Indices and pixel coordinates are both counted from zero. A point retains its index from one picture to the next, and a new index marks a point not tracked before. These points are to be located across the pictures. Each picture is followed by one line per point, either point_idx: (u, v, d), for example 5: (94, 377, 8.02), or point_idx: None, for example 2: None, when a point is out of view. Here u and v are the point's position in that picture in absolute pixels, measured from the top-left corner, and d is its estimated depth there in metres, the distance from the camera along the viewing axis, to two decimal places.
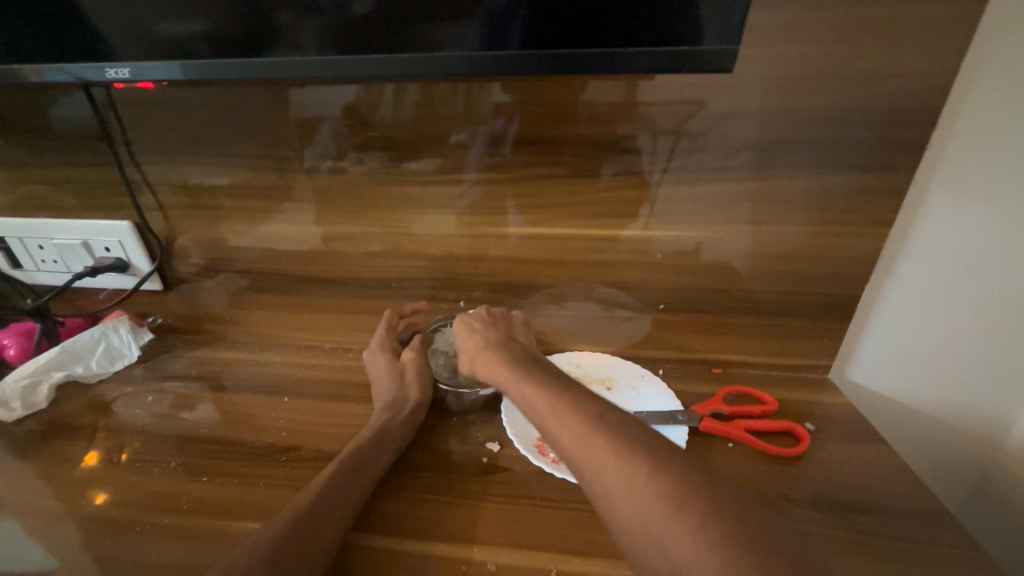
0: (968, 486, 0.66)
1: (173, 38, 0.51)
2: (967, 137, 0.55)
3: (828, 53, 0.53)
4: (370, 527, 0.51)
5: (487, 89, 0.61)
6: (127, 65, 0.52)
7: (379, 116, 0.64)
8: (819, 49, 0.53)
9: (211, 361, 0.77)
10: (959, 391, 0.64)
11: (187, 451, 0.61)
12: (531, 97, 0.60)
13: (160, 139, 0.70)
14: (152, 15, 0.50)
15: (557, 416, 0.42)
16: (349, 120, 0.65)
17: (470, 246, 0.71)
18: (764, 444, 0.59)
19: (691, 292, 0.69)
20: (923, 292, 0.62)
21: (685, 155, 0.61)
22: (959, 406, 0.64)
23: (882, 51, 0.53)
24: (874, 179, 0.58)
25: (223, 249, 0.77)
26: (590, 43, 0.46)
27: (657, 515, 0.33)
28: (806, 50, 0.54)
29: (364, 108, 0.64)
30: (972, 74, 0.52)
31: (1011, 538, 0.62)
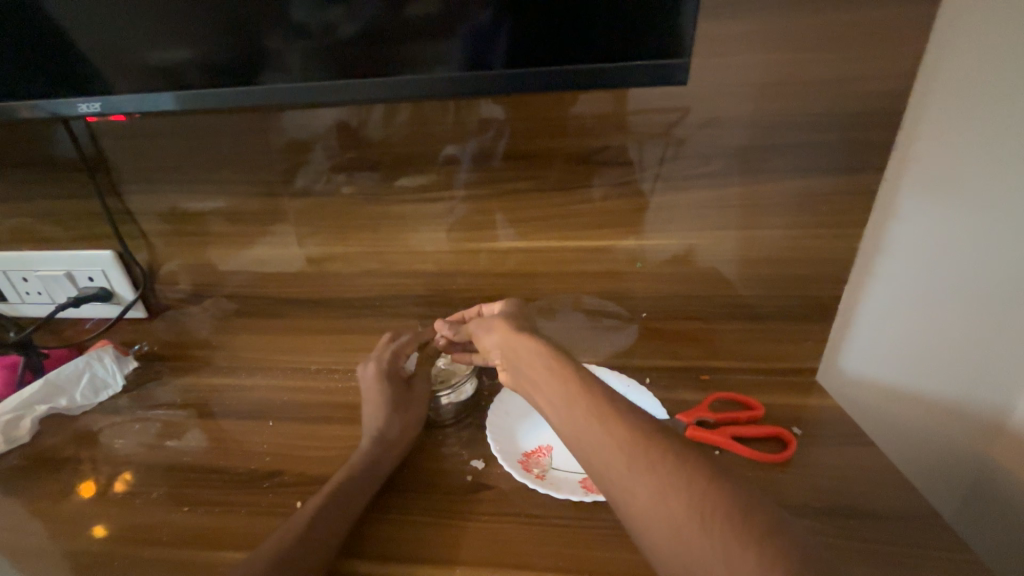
0: (960, 481, 0.66)
1: (156, 68, 0.52)
2: (934, 135, 0.55)
3: (800, 58, 0.54)
4: (353, 552, 0.50)
5: (475, 105, 0.61)
6: (100, 98, 0.53)
7: (370, 133, 0.65)
8: (795, 55, 0.54)
9: (198, 388, 0.76)
10: (956, 385, 0.63)
11: (172, 481, 0.61)
12: (515, 113, 0.61)
13: (145, 169, 0.71)
14: (134, 48, 0.52)
15: (581, 434, 0.42)
16: (342, 139, 0.66)
17: (456, 262, 0.72)
18: (756, 451, 0.58)
19: (678, 299, 0.69)
20: (905, 291, 0.62)
21: (665, 165, 0.61)
22: (956, 399, 0.64)
23: (854, 55, 0.54)
24: (849, 180, 0.59)
25: (209, 274, 0.77)
26: (567, 58, 0.47)
27: (690, 529, 0.34)
28: (780, 57, 0.55)
29: (354, 127, 0.65)
30: (936, 67, 0.53)
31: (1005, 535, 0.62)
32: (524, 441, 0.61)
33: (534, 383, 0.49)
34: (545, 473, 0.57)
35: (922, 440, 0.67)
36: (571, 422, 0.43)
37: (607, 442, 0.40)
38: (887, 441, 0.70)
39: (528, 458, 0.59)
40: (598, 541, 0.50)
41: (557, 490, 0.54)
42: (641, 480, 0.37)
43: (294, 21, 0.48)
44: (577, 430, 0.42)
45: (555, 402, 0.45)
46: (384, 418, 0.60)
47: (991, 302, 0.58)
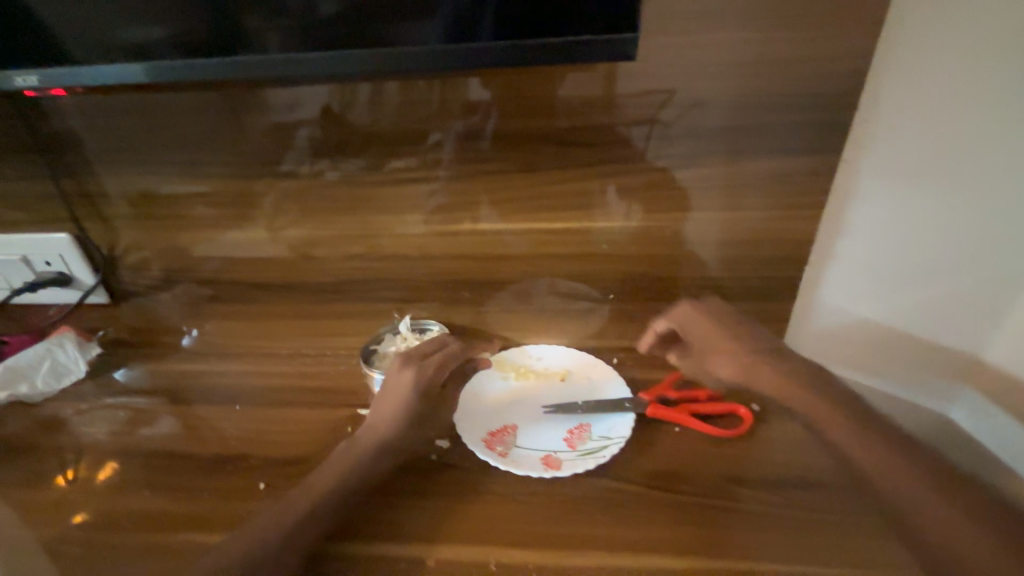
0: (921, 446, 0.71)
1: (122, 42, 0.50)
2: (890, 118, 0.57)
3: (786, 38, 0.54)
4: (339, 532, 0.51)
5: (459, 85, 0.60)
6: (33, 71, 0.51)
7: (355, 114, 0.63)
8: (785, 35, 0.54)
9: (166, 373, 0.75)
10: (906, 352, 0.69)
11: (141, 467, 0.60)
12: (502, 93, 0.60)
13: (118, 149, 0.69)
14: (96, 23, 0.49)
15: None
16: (326, 121, 0.64)
17: (428, 245, 0.71)
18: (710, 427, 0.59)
19: (645, 280, 0.69)
20: (864, 267, 0.65)
21: (652, 145, 0.61)
22: (907, 365, 0.69)
23: (837, 33, 0.53)
24: (828, 160, 0.59)
25: (176, 259, 0.76)
26: (546, 32, 0.46)
27: None
28: (764, 35, 0.54)
29: (338, 106, 0.63)
30: (891, 41, 0.54)
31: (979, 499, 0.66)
32: (489, 420, 0.61)
33: None
34: (508, 451, 0.57)
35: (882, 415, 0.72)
36: None
37: None
38: None
39: (492, 437, 0.59)
40: (576, 516, 0.51)
41: (519, 467, 0.55)
42: None
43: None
44: None
45: None
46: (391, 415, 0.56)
47: (936, 275, 0.64)
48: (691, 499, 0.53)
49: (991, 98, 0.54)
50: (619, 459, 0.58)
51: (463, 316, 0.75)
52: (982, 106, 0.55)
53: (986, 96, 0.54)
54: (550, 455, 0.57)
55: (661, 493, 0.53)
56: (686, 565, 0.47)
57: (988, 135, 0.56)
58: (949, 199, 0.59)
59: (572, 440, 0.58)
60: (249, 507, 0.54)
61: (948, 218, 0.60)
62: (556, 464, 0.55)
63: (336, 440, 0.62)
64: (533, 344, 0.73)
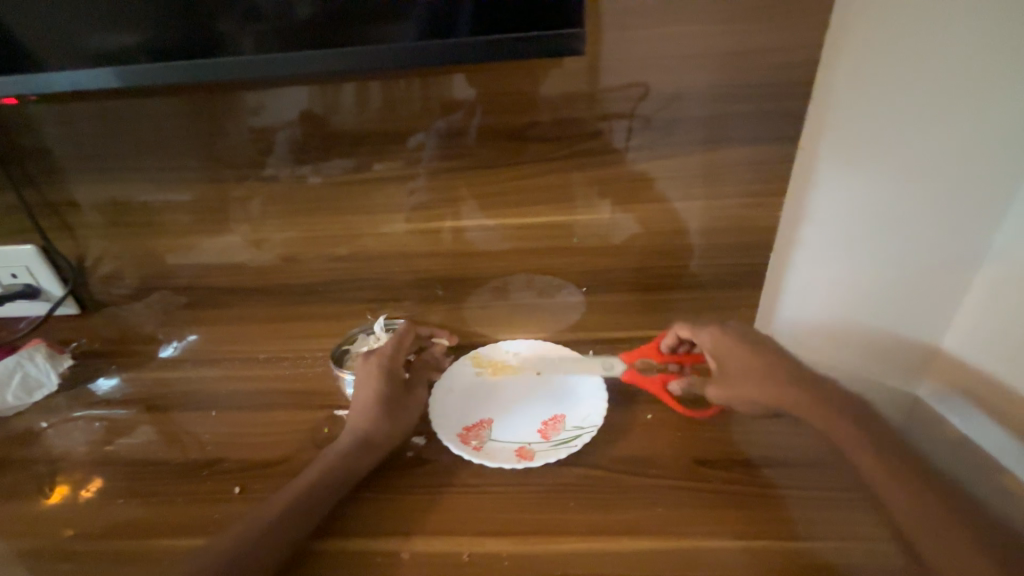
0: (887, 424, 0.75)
1: (98, 50, 0.49)
2: (845, 106, 0.58)
3: (755, 32, 0.56)
4: (330, 531, 0.51)
5: (438, 84, 0.61)
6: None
7: (338, 117, 0.63)
8: (760, 29, 0.56)
9: (140, 382, 0.75)
10: (867, 334, 0.72)
11: (117, 477, 0.60)
12: (484, 90, 0.61)
13: (92, 157, 0.68)
14: (59, 30, 0.49)
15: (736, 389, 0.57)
16: (307, 126, 0.64)
17: (403, 245, 0.71)
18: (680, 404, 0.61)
19: (618, 272, 0.70)
20: (826, 255, 0.67)
21: (631, 138, 0.62)
22: (868, 346, 0.72)
23: (804, 25, 0.55)
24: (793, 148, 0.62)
25: (148, 266, 0.75)
26: (490, 28, 0.47)
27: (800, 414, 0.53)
28: (733, 29, 0.56)
29: (321, 110, 0.63)
30: (845, 31, 0.55)
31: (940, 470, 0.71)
32: (465, 416, 0.62)
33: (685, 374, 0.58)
34: (482, 445, 0.58)
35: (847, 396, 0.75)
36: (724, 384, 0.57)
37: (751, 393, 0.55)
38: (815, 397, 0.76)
39: (468, 432, 0.60)
40: (559, 503, 0.52)
41: (492, 460, 0.56)
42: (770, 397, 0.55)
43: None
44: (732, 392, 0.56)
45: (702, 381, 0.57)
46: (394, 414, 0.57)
47: (894, 260, 0.66)
48: (663, 482, 0.54)
49: (938, 87, 0.56)
50: (594, 446, 0.59)
51: (440, 314, 0.75)
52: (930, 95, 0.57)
53: (933, 84, 0.56)
54: (523, 447, 0.58)
55: (634, 477, 0.55)
56: (656, 546, 0.48)
57: (936, 123, 0.58)
58: (903, 186, 0.61)
59: (546, 431, 0.60)
60: (227, 510, 0.54)
61: (903, 203, 0.62)
62: (529, 455, 0.57)
63: (314, 441, 0.62)
64: (511, 340, 0.73)
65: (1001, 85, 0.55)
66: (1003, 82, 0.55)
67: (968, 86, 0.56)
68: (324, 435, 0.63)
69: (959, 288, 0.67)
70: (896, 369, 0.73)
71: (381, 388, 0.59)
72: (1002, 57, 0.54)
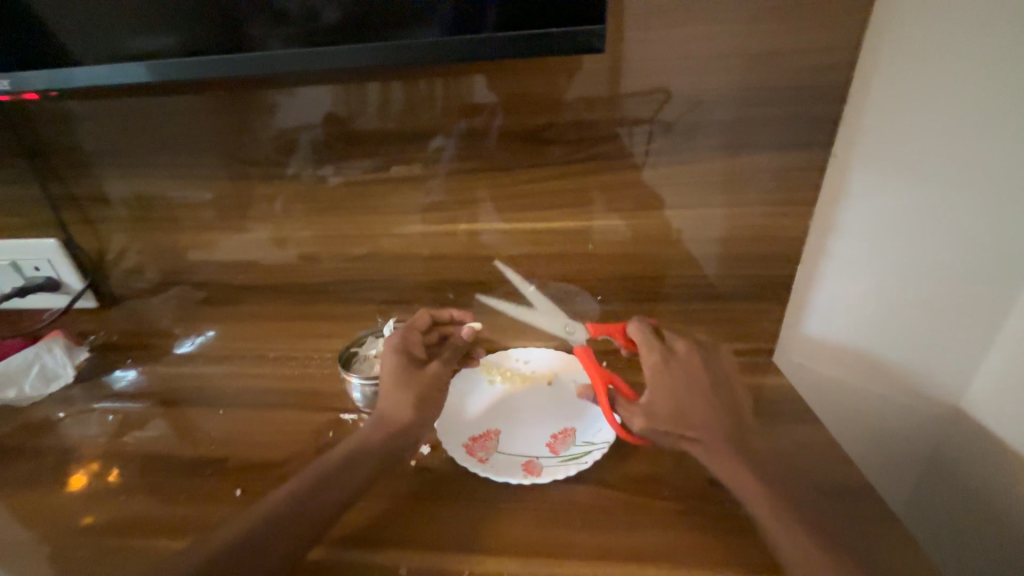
0: (903, 443, 0.75)
1: (127, 48, 0.50)
2: (878, 117, 0.58)
3: (792, 34, 0.53)
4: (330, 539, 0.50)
5: (459, 85, 0.60)
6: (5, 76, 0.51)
7: (359, 118, 0.63)
8: (798, 30, 0.53)
9: (152, 377, 0.76)
10: (892, 352, 0.70)
11: (126, 470, 0.60)
12: (505, 92, 0.59)
13: (119, 154, 0.69)
14: (88, 26, 0.49)
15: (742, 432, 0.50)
16: (329, 127, 0.64)
17: (415, 248, 0.70)
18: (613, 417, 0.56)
19: (634, 280, 0.68)
20: (853, 268, 0.66)
21: (655, 143, 0.60)
22: (892, 365, 0.71)
23: (845, 27, 0.52)
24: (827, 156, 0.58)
25: (165, 262, 0.76)
26: (512, 25, 0.45)
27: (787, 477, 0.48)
28: (768, 31, 0.53)
29: (343, 111, 0.62)
30: (883, 39, 0.54)
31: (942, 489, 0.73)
32: (472, 426, 0.61)
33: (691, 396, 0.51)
34: (488, 458, 0.56)
35: (867, 414, 0.74)
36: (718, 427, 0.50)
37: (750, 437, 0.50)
38: (833, 413, 0.75)
39: (474, 443, 0.58)
40: (565, 522, 0.50)
41: (498, 474, 0.54)
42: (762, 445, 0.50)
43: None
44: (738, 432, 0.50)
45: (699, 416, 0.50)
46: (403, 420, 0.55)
47: (923, 277, 0.65)
48: (676, 505, 0.51)
49: (977, 103, 0.55)
50: (604, 462, 0.56)
51: None
52: (968, 116, 0.56)
53: (973, 107, 0.56)
54: (530, 461, 0.56)
55: (644, 498, 0.52)
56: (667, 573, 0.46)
57: (973, 145, 0.57)
58: (936, 202, 0.61)
59: (554, 446, 0.58)
60: (228, 511, 0.54)
61: (935, 220, 0.61)
62: (536, 470, 0.54)
63: (318, 443, 0.62)
64: (521, 348, 0.72)
65: None
66: None
67: (1006, 105, 0.55)
68: (328, 438, 0.62)
69: (990, 315, 0.66)
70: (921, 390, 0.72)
71: (396, 362, 0.58)
72: None
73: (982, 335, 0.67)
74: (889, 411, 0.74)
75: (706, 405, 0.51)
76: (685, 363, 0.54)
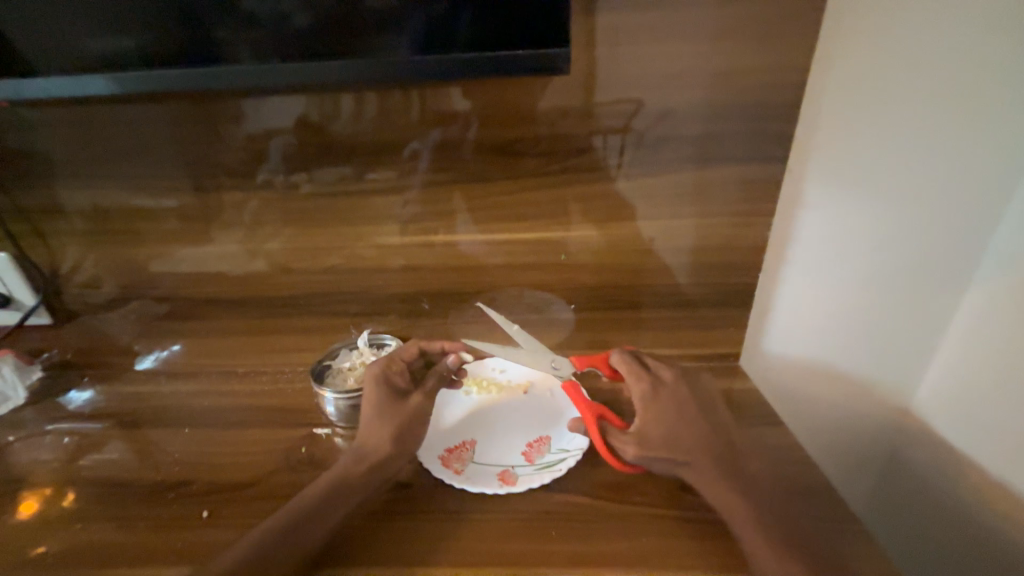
0: (865, 437, 0.80)
1: (89, 56, 0.48)
2: (829, 132, 0.62)
3: (752, 52, 0.56)
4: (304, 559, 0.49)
5: (434, 96, 0.60)
6: None
7: (334, 126, 0.62)
8: (757, 49, 0.56)
9: (112, 397, 0.72)
10: (852, 352, 0.74)
11: (83, 495, 0.57)
12: (480, 103, 0.60)
13: (77, 163, 0.66)
14: (45, 32, 0.47)
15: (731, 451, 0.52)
16: (302, 134, 0.63)
17: (390, 259, 0.70)
18: (603, 441, 0.55)
19: (607, 289, 0.70)
20: (813, 274, 0.69)
21: (626, 155, 0.62)
22: (852, 365, 0.75)
23: (800, 46, 0.56)
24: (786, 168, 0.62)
25: (127, 276, 0.73)
26: (482, 45, 0.46)
27: (776, 493, 0.50)
28: (730, 49, 0.56)
29: (317, 119, 0.62)
30: (830, 60, 0.59)
31: (907, 478, 0.78)
32: (448, 437, 0.61)
33: (683, 423, 0.54)
34: (463, 468, 0.57)
35: (829, 413, 0.78)
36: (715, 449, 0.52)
37: (743, 460, 0.52)
38: (799, 414, 0.79)
39: (450, 454, 0.59)
40: (541, 533, 0.51)
41: (472, 484, 0.54)
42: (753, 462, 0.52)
43: (241, 7, 0.46)
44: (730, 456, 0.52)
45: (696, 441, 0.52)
46: (381, 433, 0.55)
47: (876, 281, 0.69)
48: (648, 510, 0.53)
49: (914, 120, 0.61)
50: (580, 469, 0.57)
51: (425, 329, 0.74)
52: (906, 132, 0.61)
53: (910, 125, 0.61)
54: (506, 470, 0.57)
55: (619, 504, 0.53)
56: None
57: (912, 159, 0.63)
58: (884, 211, 0.65)
59: (530, 455, 0.59)
60: (194, 535, 0.52)
61: (884, 227, 0.66)
62: (512, 480, 0.55)
63: (291, 461, 0.60)
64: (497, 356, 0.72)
65: (967, 129, 0.61)
66: (968, 126, 0.61)
67: (938, 123, 0.61)
68: (301, 454, 0.61)
69: (933, 313, 0.72)
70: (877, 387, 0.77)
71: (380, 397, 0.58)
72: (966, 103, 0.60)
73: (927, 333, 0.73)
74: (850, 408, 0.78)
75: (696, 429, 0.53)
76: (673, 391, 0.56)
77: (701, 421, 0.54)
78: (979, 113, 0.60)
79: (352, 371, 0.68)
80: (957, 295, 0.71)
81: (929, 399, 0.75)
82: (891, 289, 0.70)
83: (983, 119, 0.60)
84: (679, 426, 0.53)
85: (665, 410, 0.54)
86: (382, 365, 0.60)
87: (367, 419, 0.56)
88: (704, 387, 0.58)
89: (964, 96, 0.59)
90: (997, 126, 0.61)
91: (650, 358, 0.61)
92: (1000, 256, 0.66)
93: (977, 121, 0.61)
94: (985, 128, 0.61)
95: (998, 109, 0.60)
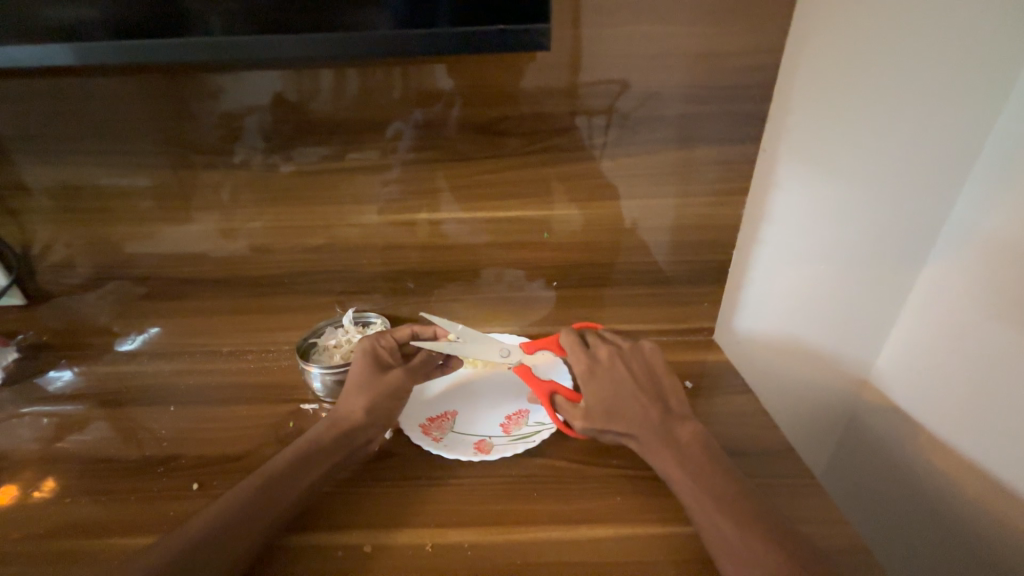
0: (828, 406, 0.85)
1: (55, 27, 0.46)
2: (801, 112, 0.63)
3: (731, 34, 0.57)
4: (297, 527, 0.50)
5: (417, 74, 0.60)
6: None
7: (315, 104, 0.61)
8: (737, 32, 0.57)
9: (93, 377, 0.72)
10: (819, 325, 0.78)
11: (67, 473, 0.57)
12: (466, 81, 0.60)
13: (44, 139, 0.64)
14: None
15: (671, 420, 0.54)
16: (281, 111, 0.62)
17: (373, 238, 0.70)
18: (556, 415, 0.58)
19: (586, 266, 0.71)
20: (785, 250, 0.72)
21: (609, 134, 0.63)
22: (819, 337, 0.79)
23: (777, 30, 0.57)
24: None
25: (101, 255, 0.72)
26: (464, 21, 0.46)
27: (724, 457, 0.52)
28: (710, 31, 0.57)
29: (297, 96, 0.61)
30: (804, 41, 0.60)
31: (865, 442, 0.84)
32: (431, 407, 0.64)
33: (624, 397, 0.54)
34: (442, 436, 0.60)
35: (796, 383, 0.83)
36: (654, 420, 0.53)
37: (685, 427, 0.53)
38: (769, 385, 0.83)
39: (431, 423, 0.61)
40: (523, 494, 0.53)
41: (449, 451, 0.57)
42: (691, 430, 0.53)
43: None
44: (676, 425, 0.53)
45: (636, 414, 0.54)
46: (366, 404, 0.56)
47: (842, 257, 0.73)
48: (621, 470, 0.56)
49: (880, 100, 0.63)
50: (561, 438, 0.60)
51: (408, 307, 0.75)
52: (873, 109, 0.63)
53: (875, 106, 0.63)
54: (483, 440, 0.60)
55: (596, 468, 0.56)
56: (615, 532, 0.49)
57: (880, 134, 0.65)
58: (851, 189, 0.68)
59: (507, 427, 0.62)
60: (184, 506, 0.53)
61: (851, 205, 0.69)
62: (487, 448, 0.58)
63: (278, 436, 0.61)
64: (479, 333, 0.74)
65: (928, 109, 0.64)
66: (932, 102, 0.63)
67: (902, 104, 0.63)
68: (289, 429, 0.62)
69: (895, 288, 0.76)
70: (841, 357, 0.81)
71: (366, 369, 0.59)
72: (931, 79, 0.62)
73: (889, 305, 0.77)
74: (816, 377, 0.83)
75: (636, 402, 0.54)
76: (609, 369, 0.56)
77: (642, 394, 0.55)
78: (942, 89, 0.62)
79: (336, 349, 0.69)
80: (916, 270, 0.75)
81: (888, 368, 0.80)
82: (857, 265, 0.74)
83: (945, 94, 0.63)
84: (620, 399, 0.54)
85: (604, 384, 0.55)
86: (374, 346, 0.61)
87: (348, 388, 0.58)
88: (646, 360, 0.58)
89: (929, 72, 0.62)
90: (956, 102, 0.63)
91: (594, 334, 0.62)
92: (956, 230, 0.70)
93: (938, 102, 0.63)
94: (946, 103, 0.63)
95: (959, 85, 0.62)
